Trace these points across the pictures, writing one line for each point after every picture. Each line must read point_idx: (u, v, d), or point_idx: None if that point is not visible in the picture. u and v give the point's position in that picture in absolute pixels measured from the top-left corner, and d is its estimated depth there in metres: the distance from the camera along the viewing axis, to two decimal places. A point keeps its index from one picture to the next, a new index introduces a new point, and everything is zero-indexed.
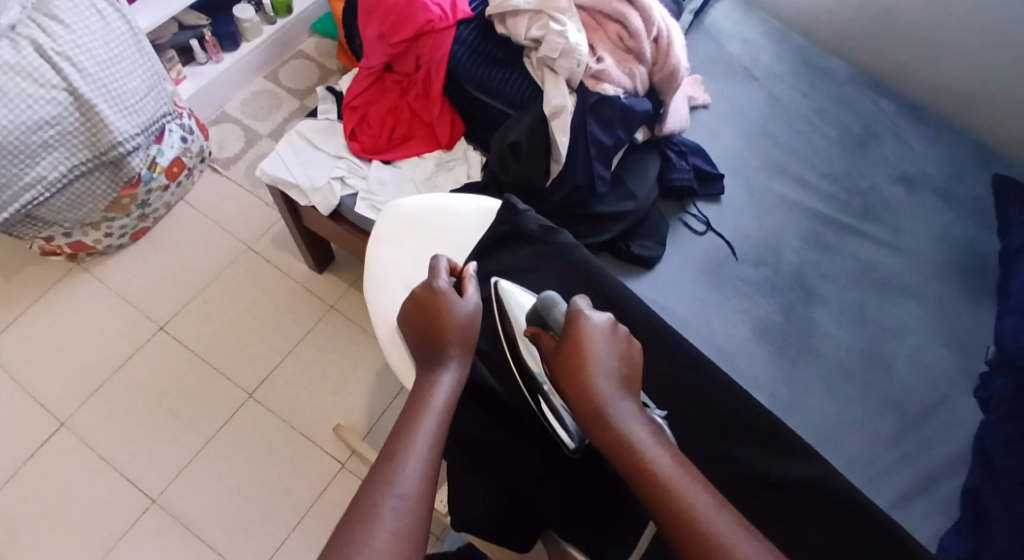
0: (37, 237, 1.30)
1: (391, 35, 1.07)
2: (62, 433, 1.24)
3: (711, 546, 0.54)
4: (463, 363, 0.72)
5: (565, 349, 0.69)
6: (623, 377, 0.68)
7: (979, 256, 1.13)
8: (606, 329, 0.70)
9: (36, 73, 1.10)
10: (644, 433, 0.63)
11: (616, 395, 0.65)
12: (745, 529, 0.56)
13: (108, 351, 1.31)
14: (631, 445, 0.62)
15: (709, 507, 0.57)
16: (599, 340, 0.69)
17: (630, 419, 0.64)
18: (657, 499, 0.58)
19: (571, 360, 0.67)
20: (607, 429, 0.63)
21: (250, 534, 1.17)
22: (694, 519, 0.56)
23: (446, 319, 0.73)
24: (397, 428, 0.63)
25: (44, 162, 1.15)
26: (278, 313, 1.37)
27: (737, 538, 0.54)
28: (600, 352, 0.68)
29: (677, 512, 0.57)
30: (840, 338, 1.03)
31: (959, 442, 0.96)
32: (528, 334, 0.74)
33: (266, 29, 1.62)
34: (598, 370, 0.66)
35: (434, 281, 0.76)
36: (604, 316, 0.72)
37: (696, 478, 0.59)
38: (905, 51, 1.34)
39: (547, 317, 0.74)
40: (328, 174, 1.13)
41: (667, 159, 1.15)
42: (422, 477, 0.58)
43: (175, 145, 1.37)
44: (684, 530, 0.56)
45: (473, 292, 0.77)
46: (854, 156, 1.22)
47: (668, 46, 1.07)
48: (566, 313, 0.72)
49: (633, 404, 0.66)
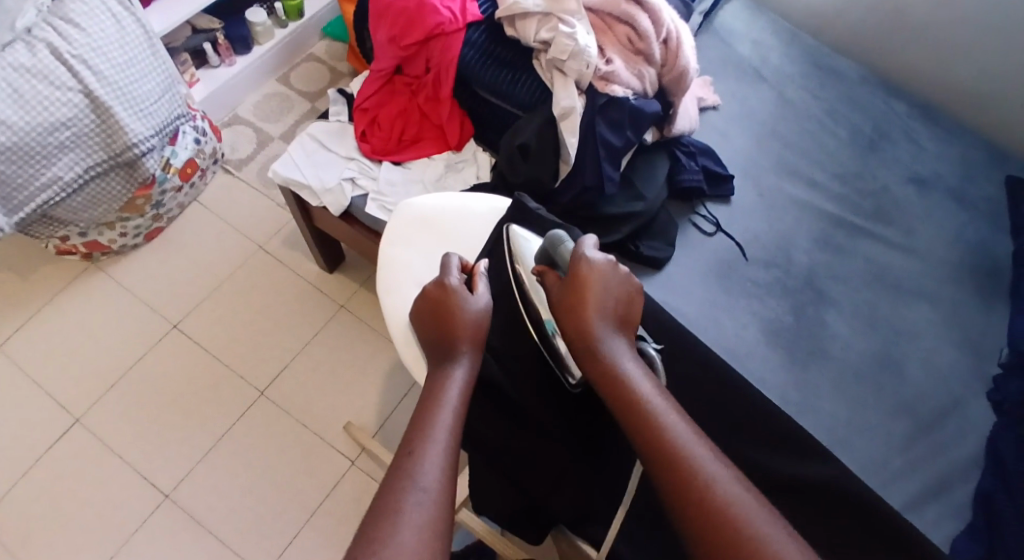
0: (53, 237, 1.32)
1: (401, 37, 1.07)
2: (77, 430, 1.25)
3: (681, 467, 0.58)
4: (474, 358, 0.72)
5: (566, 287, 0.72)
6: (618, 315, 0.71)
7: (992, 258, 1.13)
8: (607, 268, 0.73)
9: (52, 75, 1.12)
10: (633, 367, 0.66)
11: (608, 331, 0.69)
12: (715, 453, 0.60)
13: (122, 350, 1.33)
14: (616, 374, 0.66)
15: (683, 433, 0.61)
16: (599, 278, 0.72)
17: (619, 352, 0.68)
18: (633, 419, 0.63)
19: (570, 297, 0.71)
20: (598, 362, 0.67)
21: (261, 532, 1.18)
22: (668, 441, 0.60)
23: (457, 315, 0.74)
24: (414, 424, 0.63)
25: (60, 163, 1.17)
26: (290, 313, 1.38)
27: (706, 461, 0.58)
28: (598, 289, 0.71)
29: (655, 435, 0.61)
30: (850, 340, 1.03)
31: (972, 446, 0.95)
32: (536, 273, 0.78)
33: (278, 32, 1.63)
34: (594, 307, 0.69)
35: (445, 278, 0.77)
36: (606, 256, 0.74)
37: (673, 408, 0.63)
38: (917, 52, 1.34)
39: (555, 255, 0.77)
40: (338, 176, 1.13)
41: (676, 160, 1.15)
42: (443, 471, 0.59)
43: (188, 146, 1.38)
44: (654, 448, 0.60)
45: (484, 290, 0.78)
46: (865, 157, 1.22)
47: (677, 48, 1.07)
48: (571, 250, 0.76)
49: (624, 340, 0.69)
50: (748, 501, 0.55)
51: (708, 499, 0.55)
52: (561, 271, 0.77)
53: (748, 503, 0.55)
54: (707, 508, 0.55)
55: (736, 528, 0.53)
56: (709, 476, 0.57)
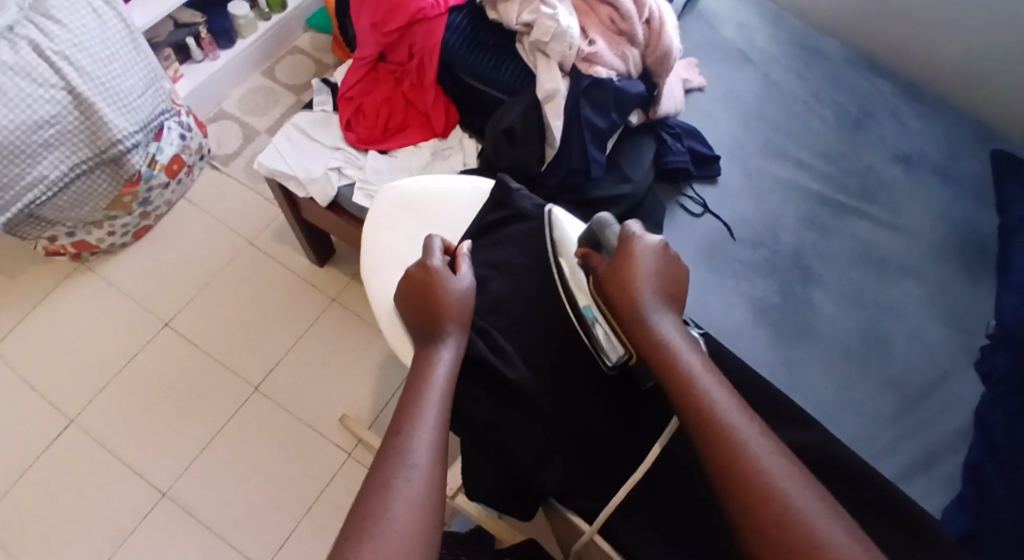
0: (41, 238, 1.32)
1: (384, 24, 1.07)
2: (71, 430, 1.25)
3: (722, 438, 0.58)
4: (460, 338, 0.72)
5: (614, 263, 0.72)
6: (665, 288, 0.71)
7: (979, 233, 1.13)
8: (658, 247, 0.73)
9: (36, 73, 1.11)
10: (678, 338, 0.67)
11: (656, 306, 0.69)
12: (758, 425, 0.60)
13: (114, 349, 1.33)
14: (663, 346, 0.66)
15: (728, 403, 0.61)
16: (647, 254, 0.72)
17: (668, 326, 0.68)
18: (679, 390, 0.63)
19: (617, 271, 0.71)
20: (645, 333, 0.67)
21: (259, 527, 1.19)
22: (710, 411, 0.60)
23: (442, 295, 0.74)
24: (401, 405, 0.63)
25: (45, 161, 1.16)
26: (281, 307, 1.38)
27: (747, 432, 0.58)
28: (647, 266, 0.71)
29: (696, 404, 0.61)
30: (839, 318, 1.03)
31: (961, 418, 0.96)
32: (579, 255, 0.77)
33: (261, 26, 1.63)
34: (643, 280, 0.70)
35: (428, 260, 0.77)
36: (657, 238, 0.74)
37: (722, 380, 0.63)
38: (902, 28, 1.34)
39: (600, 236, 0.77)
40: (324, 166, 1.13)
41: (662, 142, 1.15)
42: (433, 447, 0.59)
43: (174, 142, 1.38)
44: (700, 417, 0.60)
45: (467, 270, 0.78)
46: (851, 135, 1.22)
47: (659, 28, 1.07)
48: (619, 233, 0.75)
49: (672, 315, 0.69)
50: (786, 473, 0.56)
51: (748, 467, 0.56)
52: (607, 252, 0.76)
53: (786, 475, 0.55)
54: (745, 477, 0.56)
55: (773, 497, 0.54)
56: (754, 449, 0.57)
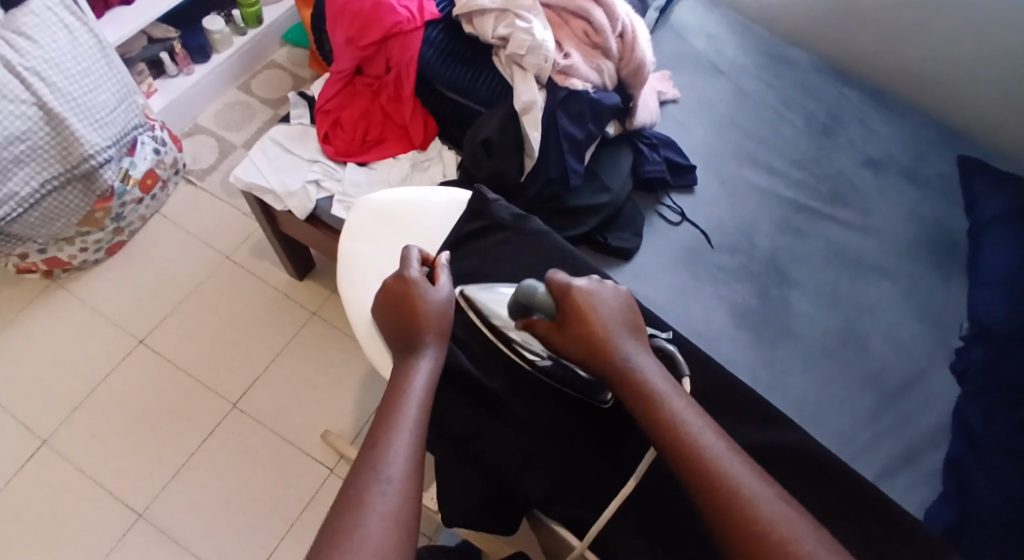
0: (11, 254, 1.29)
1: (360, 38, 1.08)
2: (43, 452, 1.22)
3: (721, 487, 0.57)
4: (439, 349, 0.72)
5: (570, 320, 0.69)
6: (633, 334, 0.69)
7: (949, 234, 1.16)
8: (601, 290, 0.71)
9: (5, 89, 1.10)
10: (661, 383, 0.65)
11: (632, 352, 0.67)
12: (754, 468, 0.59)
13: (87, 368, 1.30)
14: (649, 396, 0.64)
15: (720, 450, 0.59)
16: (601, 301, 0.70)
17: (651, 372, 0.66)
18: (674, 444, 0.61)
19: (580, 328, 0.68)
20: (628, 384, 0.65)
21: (240, 546, 1.16)
22: (705, 460, 0.58)
23: (420, 309, 0.73)
24: (378, 417, 0.63)
25: (15, 178, 1.14)
26: (259, 322, 1.37)
27: (745, 479, 0.57)
28: (606, 313, 0.69)
29: (688, 453, 0.59)
30: (816, 320, 1.05)
31: (939, 415, 0.98)
32: (519, 325, 0.73)
33: (236, 40, 1.62)
34: (609, 332, 0.68)
35: (406, 270, 0.76)
36: (591, 279, 0.72)
37: (710, 424, 0.62)
38: (867, 39, 1.38)
39: (529, 303, 0.72)
40: (302, 179, 1.13)
41: (639, 152, 1.17)
42: (408, 462, 0.58)
43: (148, 157, 1.37)
44: (697, 471, 0.58)
45: (445, 282, 0.77)
46: (822, 142, 1.25)
47: (633, 40, 1.09)
48: (550, 288, 0.71)
49: (649, 357, 0.68)
50: (788, 516, 0.54)
51: (758, 525, 0.54)
52: (543, 313, 0.72)
53: (789, 519, 0.54)
54: (749, 527, 0.54)
55: (781, 543, 0.52)
56: (752, 496, 0.55)
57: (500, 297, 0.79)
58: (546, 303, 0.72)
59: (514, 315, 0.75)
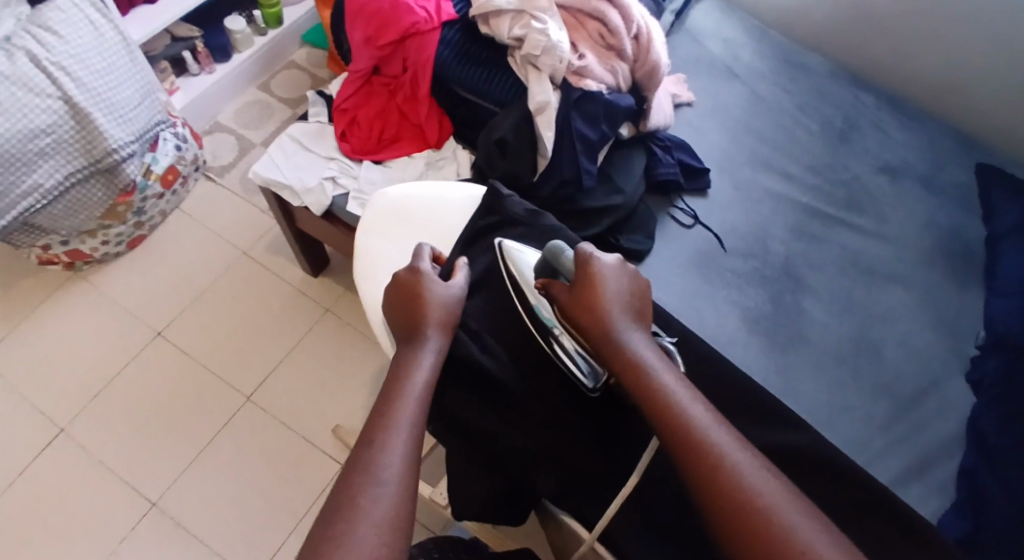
0: (34, 246, 1.32)
1: (378, 37, 1.09)
2: (60, 440, 1.24)
3: (706, 457, 0.58)
4: (440, 347, 0.73)
5: (577, 290, 0.71)
6: (634, 311, 0.71)
7: (966, 242, 1.15)
8: (616, 266, 0.73)
9: (32, 83, 1.12)
10: (654, 358, 0.67)
11: (627, 327, 0.69)
12: (739, 442, 0.60)
13: (105, 360, 1.32)
14: (640, 367, 0.66)
15: (706, 421, 0.61)
16: (610, 276, 0.72)
17: (642, 346, 0.68)
18: (659, 413, 0.63)
19: (584, 299, 0.70)
20: (619, 355, 0.67)
21: (250, 538, 1.18)
22: (693, 431, 0.60)
23: (426, 300, 0.75)
24: (375, 416, 0.63)
25: (40, 170, 1.17)
26: (274, 317, 1.39)
27: (729, 450, 0.59)
28: (612, 288, 0.71)
29: (676, 424, 0.61)
30: (829, 326, 1.05)
31: (953, 425, 0.97)
32: (539, 286, 0.76)
33: (257, 40, 1.65)
34: (610, 305, 0.69)
35: (417, 265, 0.79)
36: (611, 256, 0.74)
37: (697, 396, 0.64)
38: (885, 45, 1.37)
39: (556, 263, 0.76)
40: (319, 176, 1.15)
41: (652, 154, 1.17)
42: (404, 464, 0.59)
43: (169, 153, 1.39)
44: (681, 438, 0.60)
45: (456, 282, 0.80)
46: (837, 148, 1.24)
47: (648, 43, 1.09)
48: (574, 256, 0.74)
49: (643, 334, 0.70)
50: (769, 487, 0.56)
51: (738, 492, 0.56)
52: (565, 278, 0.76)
53: (771, 491, 0.56)
54: (734, 497, 0.56)
55: (762, 514, 0.54)
56: (734, 464, 0.58)
57: (533, 266, 0.82)
58: (569, 268, 0.75)
59: (538, 276, 0.79)
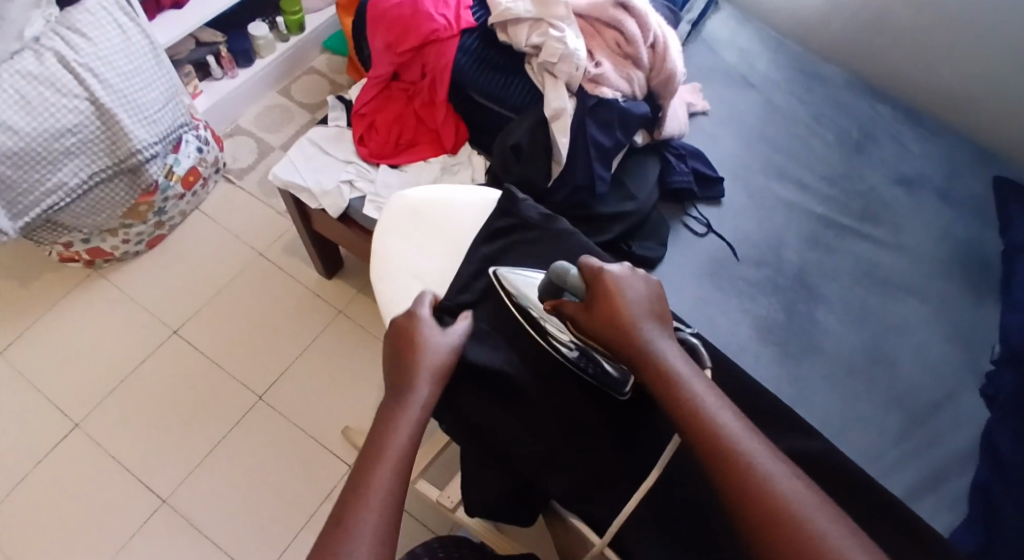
0: (56, 243, 1.34)
1: (397, 44, 1.11)
2: (76, 434, 1.26)
3: (744, 472, 0.57)
4: (430, 400, 0.69)
5: (597, 299, 0.70)
6: (657, 317, 0.70)
7: (983, 255, 1.14)
8: (633, 274, 0.72)
9: (59, 83, 1.15)
10: (683, 367, 0.65)
11: (653, 334, 0.68)
12: (776, 454, 0.59)
13: (122, 356, 1.34)
14: (669, 375, 0.64)
15: (738, 430, 0.60)
16: (629, 284, 0.71)
17: (670, 352, 0.66)
18: (690, 421, 0.61)
19: (606, 306, 0.69)
20: (647, 362, 0.66)
21: (259, 536, 1.18)
22: (726, 440, 0.59)
23: (420, 346, 0.72)
24: (352, 483, 0.59)
25: (65, 169, 1.20)
26: (289, 317, 1.40)
27: (768, 464, 0.57)
28: (632, 296, 0.70)
29: (712, 438, 0.59)
30: (842, 336, 1.04)
31: (967, 439, 0.96)
32: (546, 307, 0.75)
33: (279, 46, 1.68)
34: (634, 313, 0.68)
35: (416, 311, 0.77)
36: (626, 265, 0.73)
37: (727, 404, 0.62)
38: (902, 57, 1.37)
39: (562, 282, 0.75)
40: (336, 179, 1.16)
41: (666, 162, 1.17)
42: (375, 544, 0.54)
43: (191, 155, 1.42)
44: (714, 448, 0.59)
45: (454, 331, 0.77)
46: (853, 158, 1.24)
47: (663, 51, 1.10)
48: (581, 271, 0.73)
49: (669, 339, 0.68)
50: (812, 501, 0.55)
51: (776, 505, 0.54)
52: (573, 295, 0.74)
53: (809, 504, 0.54)
54: (777, 513, 0.54)
55: (808, 531, 0.53)
56: (769, 476, 0.56)
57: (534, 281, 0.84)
58: (577, 285, 0.74)
59: (545, 297, 0.77)
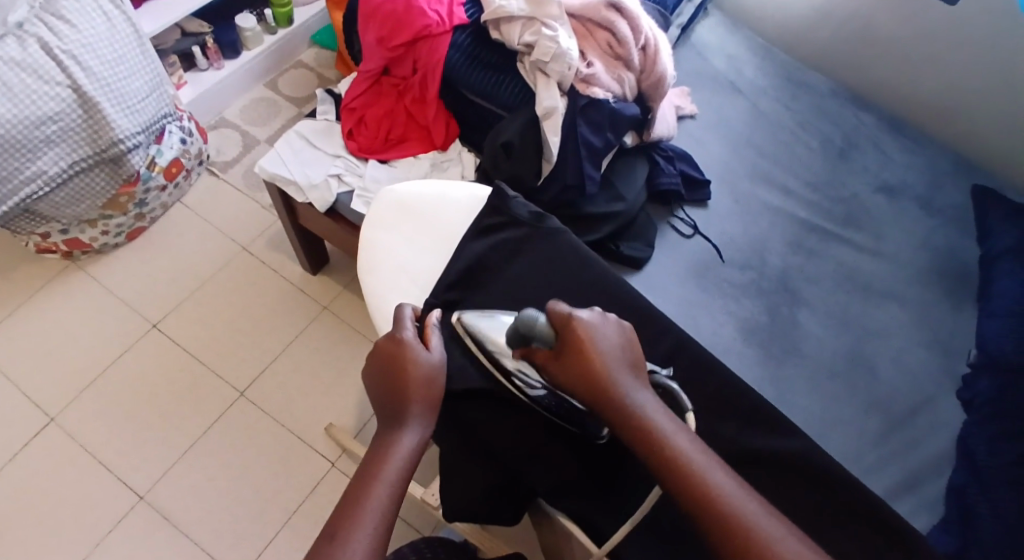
0: (34, 233, 1.31)
1: (390, 38, 1.11)
2: (51, 429, 1.23)
3: (743, 538, 0.55)
4: (423, 424, 0.67)
5: (569, 353, 0.67)
6: (632, 367, 0.67)
7: (960, 263, 1.17)
8: (601, 323, 0.69)
9: (42, 70, 1.13)
10: (665, 423, 0.63)
11: (633, 387, 0.65)
12: (772, 512, 0.57)
13: (100, 350, 1.31)
14: (653, 432, 0.62)
15: (731, 488, 0.58)
16: (599, 334, 0.67)
17: (651, 406, 0.64)
18: (680, 482, 0.59)
19: (579, 361, 0.66)
20: (630, 419, 0.63)
21: (239, 534, 1.17)
22: (719, 503, 0.57)
23: (409, 371, 0.70)
24: (338, 515, 0.57)
25: (45, 157, 1.17)
26: (271, 312, 1.39)
27: (767, 526, 0.56)
28: (604, 348, 0.67)
29: (707, 502, 0.58)
30: (824, 339, 1.06)
31: (943, 441, 0.98)
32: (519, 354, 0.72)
33: (266, 39, 1.66)
34: (609, 367, 0.65)
35: (400, 331, 0.74)
36: (594, 311, 0.70)
37: (715, 459, 0.61)
38: (886, 67, 1.40)
39: (529, 333, 0.69)
40: (324, 173, 1.16)
41: (655, 164, 1.18)
42: None
43: (174, 146, 1.40)
44: (708, 511, 0.57)
45: (438, 345, 0.75)
46: (836, 165, 1.26)
47: (654, 54, 1.11)
48: (551, 318, 0.69)
49: (649, 390, 0.66)
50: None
51: None
52: (544, 344, 0.70)
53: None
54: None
55: None
56: (767, 537, 0.55)
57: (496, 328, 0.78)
58: (547, 334, 0.69)
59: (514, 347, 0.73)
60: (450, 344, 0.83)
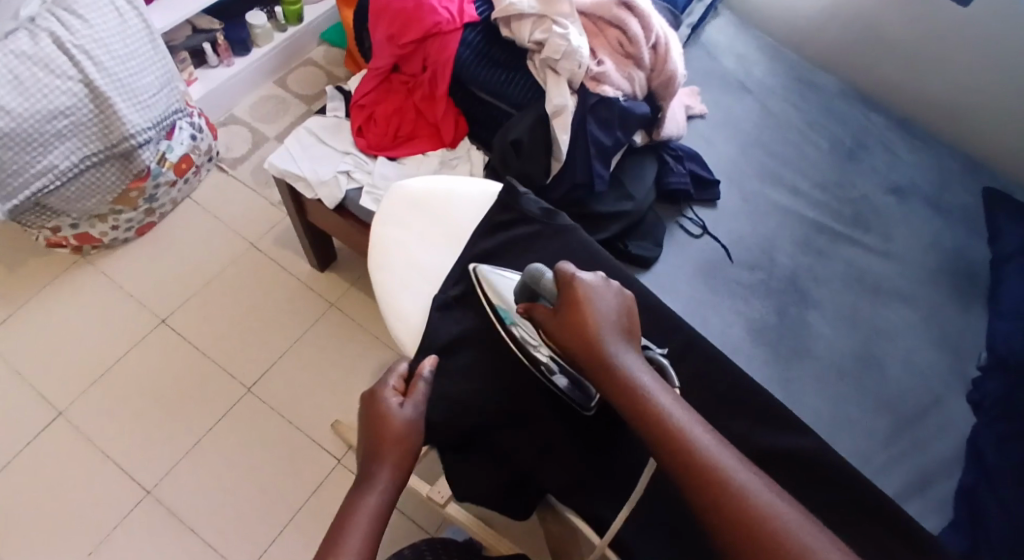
0: (44, 227, 1.32)
1: (400, 35, 1.10)
2: (59, 423, 1.24)
3: (720, 489, 0.55)
4: (396, 474, 0.67)
5: (563, 309, 0.68)
6: (624, 330, 0.67)
7: (971, 265, 1.16)
8: (599, 284, 0.69)
9: (53, 64, 1.13)
10: (649, 382, 0.63)
11: (620, 348, 0.65)
12: (753, 469, 0.57)
13: (109, 345, 1.32)
14: (635, 390, 0.62)
15: (712, 444, 0.58)
16: (597, 296, 0.68)
17: (636, 367, 0.64)
18: (662, 438, 0.59)
19: (570, 321, 0.67)
20: (613, 378, 0.63)
21: (243, 529, 1.17)
22: (698, 456, 0.57)
23: (384, 422, 0.70)
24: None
25: (56, 151, 1.18)
26: (279, 309, 1.39)
27: (746, 482, 0.55)
28: (599, 308, 0.67)
29: (685, 456, 0.57)
30: (833, 340, 1.05)
31: (954, 444, 0.97)
32: (520, 310, 0.72)
33: (276, 36, 1.67)
34: (600, 327, 0.66)
35: (379, 385, 0.74)
36: (595, 274, 0.70)
37: (697, 418, 0.60)
38: (897, 68, 1.39)
39: (536, 286, 0.72)
40: (334, 169, 1.16)
41: (664, 163, 1.18)
42: None
43: (184, 142, 1.40)
44: (686, 465, 0.57)
45: (420, 394, 0.74)
46: (846, 166, 1.26)
47: (665, 53, 1.11)
48: (555, 276, 0.70)
49: (636, 354, 0.66)
50: (790, 517, 0.53)
51: (753, 519, 0.53)
52: (547, 300, 0.72)
53: (789, 516, 0.53)
54: (750, 527, 0.52)
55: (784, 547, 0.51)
56: (745, 491, 0.54)
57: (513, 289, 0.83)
58: (550, 290, 0.71)
59: (520, 301, 0.75)
60: (457, 340, 0.84)
